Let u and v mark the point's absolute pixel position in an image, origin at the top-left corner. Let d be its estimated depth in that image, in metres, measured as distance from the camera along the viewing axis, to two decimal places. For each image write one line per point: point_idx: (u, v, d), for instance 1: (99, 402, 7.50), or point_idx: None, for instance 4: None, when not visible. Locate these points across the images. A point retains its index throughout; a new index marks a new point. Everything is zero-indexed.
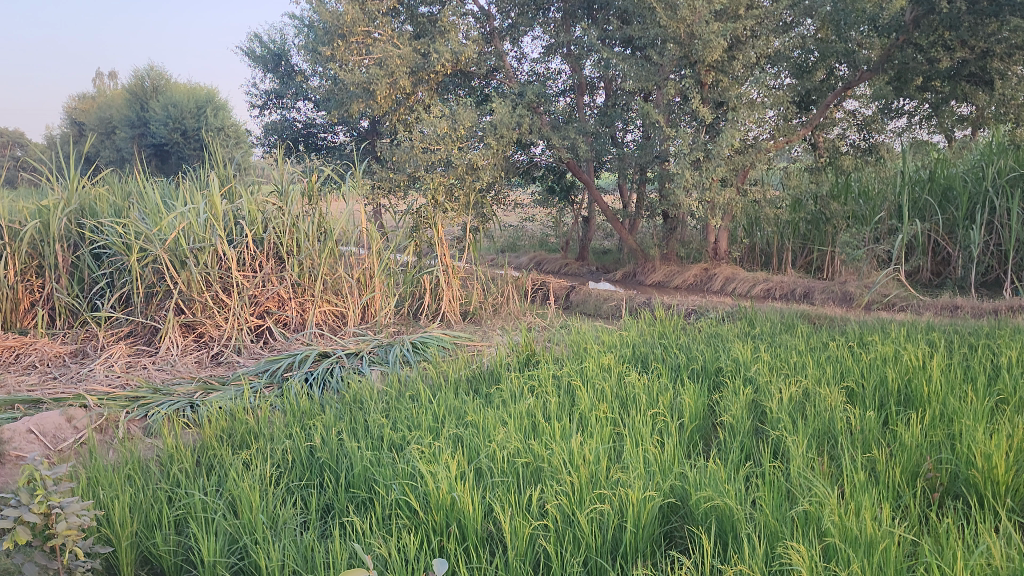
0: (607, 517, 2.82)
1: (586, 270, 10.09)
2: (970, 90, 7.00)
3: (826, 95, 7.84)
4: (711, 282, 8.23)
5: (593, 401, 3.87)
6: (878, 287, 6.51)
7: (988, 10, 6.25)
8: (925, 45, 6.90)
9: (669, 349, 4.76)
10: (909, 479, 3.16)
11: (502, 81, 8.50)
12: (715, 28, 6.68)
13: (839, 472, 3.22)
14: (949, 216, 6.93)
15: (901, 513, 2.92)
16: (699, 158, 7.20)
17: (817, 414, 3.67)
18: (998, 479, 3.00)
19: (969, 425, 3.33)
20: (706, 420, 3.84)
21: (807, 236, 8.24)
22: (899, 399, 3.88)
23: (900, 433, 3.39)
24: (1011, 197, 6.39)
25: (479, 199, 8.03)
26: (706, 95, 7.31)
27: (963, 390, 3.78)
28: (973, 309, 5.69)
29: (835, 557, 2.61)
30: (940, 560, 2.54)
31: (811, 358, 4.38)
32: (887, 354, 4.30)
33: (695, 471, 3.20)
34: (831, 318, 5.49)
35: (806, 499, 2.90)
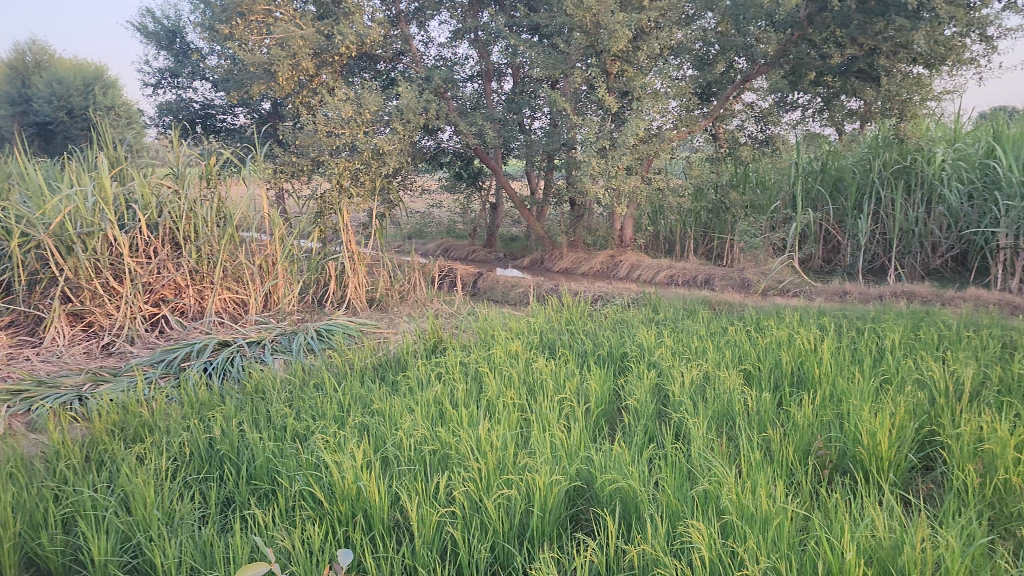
0: (514, 502, 2.84)
1: (494, 258, 10.10)
2: (859, 86, 7.32)
3: (726, 87, 8.04)
4: (617, 269, 8.35)
5: (500, 387, 3.88)
6: (775, 273, 6.76)
7: (875, 9, 6.47)
8: (818, 41, 7.15)
9: (576, 335, 4.81)
10: (801, 457, 3.31)
11: (409, 65, 8.40)
12: (621, 19, 6.73)
13: (737, 452, 3.34)
14: (839, 207, 7.28)
15: (794, 489, 3.06)
16: (605, 146, 7.29)
17: (717, 397, 3.79)
18: (882, 455, 3.20)
19: (856, 404, 3.52)
20: (611, 404, 3.91)
21: (708, 224, 8.46)
22: (793, 380, 4.05)
23: (793, 413, 3.54)
24: (896, 189, 6.76)
25: (386, 185, 7.91)
26: (612, 84, 7.43)
27: (851, 370, 3.99)
28: (861, 294, 5.98)
29: (732, 533, 2.72)
30: (829, 533, 2.68)
31: (711, 342, 4.50)
32: (782, 338, 4.48)
33: (600, 454, 3.26)
34: (731, 304, 5.66)
35: (706, 479, 3.01)
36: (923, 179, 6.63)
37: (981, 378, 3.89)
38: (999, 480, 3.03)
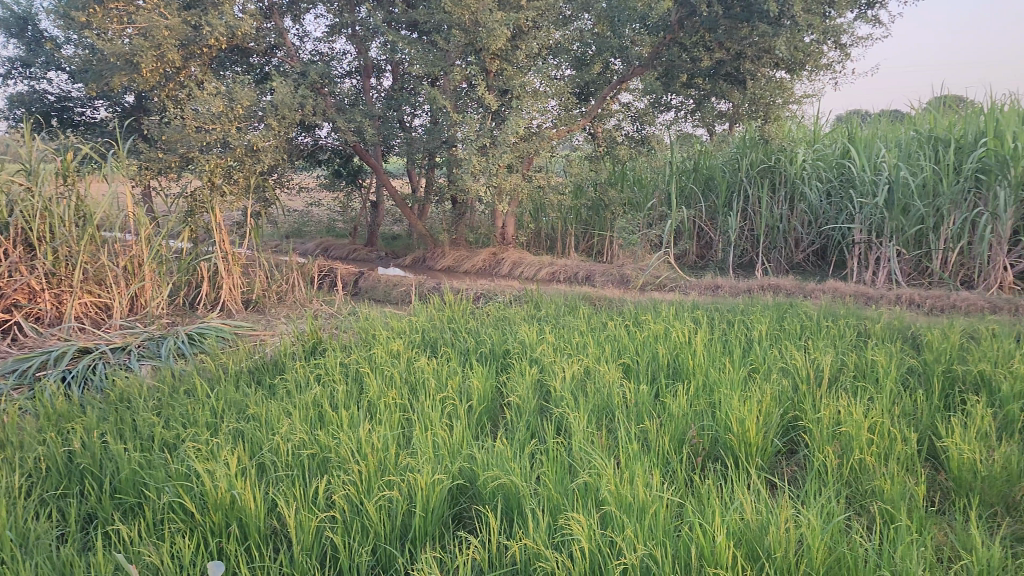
0: (396, 503, 2.81)
1: (375, 257, 9.95)
2: (727, 88, 7.60)
3: (603, 87, 8.20)
4: (500, 266, 8.42)
5: (381, 387, 3.84)
6: (652, 270, 6.95)
7: (740, 16, 6.77)
8: (688, 45, 7.45)
9: (458, 333, 4.81)
10: (676, 445, 3.43)
11: (283, 60, 8.17)
12: (499, 18, 6.75)
13: (616, 445, 3.43)
14: (711, 204, 7.60)
15: (669, 477, 3.17)
16: (486, 144, 7.30)
17: (597, 391, 3.87)
18: (750, 441, 3.36)
19: (726, 394, 3.67)
20: (493, 401, 3.94)
21: (588, 221, 8.63)
22: (668, 371, 4.19)
23: (669, 404, 3.66)
24: (762, 187, 7.14)
25: (261, 182, 7.68)
26: (491, 83, 7.41)
27: (722, 361, 4.16)
28: (731, 288, 6.24)
29: (611, 523, 2.79)
30: (701, 517, 2.80)
31: (591, 337, 4.60)
32: (658, 331, 4.62)
33: (482, 452, 3.27)
34: (610, 299, 5.80)
35: (586, 471, 3.07)
36: (786, 178, 7.02)
37: (839, 365, 4.14)
38: (855, 460, 3.24)
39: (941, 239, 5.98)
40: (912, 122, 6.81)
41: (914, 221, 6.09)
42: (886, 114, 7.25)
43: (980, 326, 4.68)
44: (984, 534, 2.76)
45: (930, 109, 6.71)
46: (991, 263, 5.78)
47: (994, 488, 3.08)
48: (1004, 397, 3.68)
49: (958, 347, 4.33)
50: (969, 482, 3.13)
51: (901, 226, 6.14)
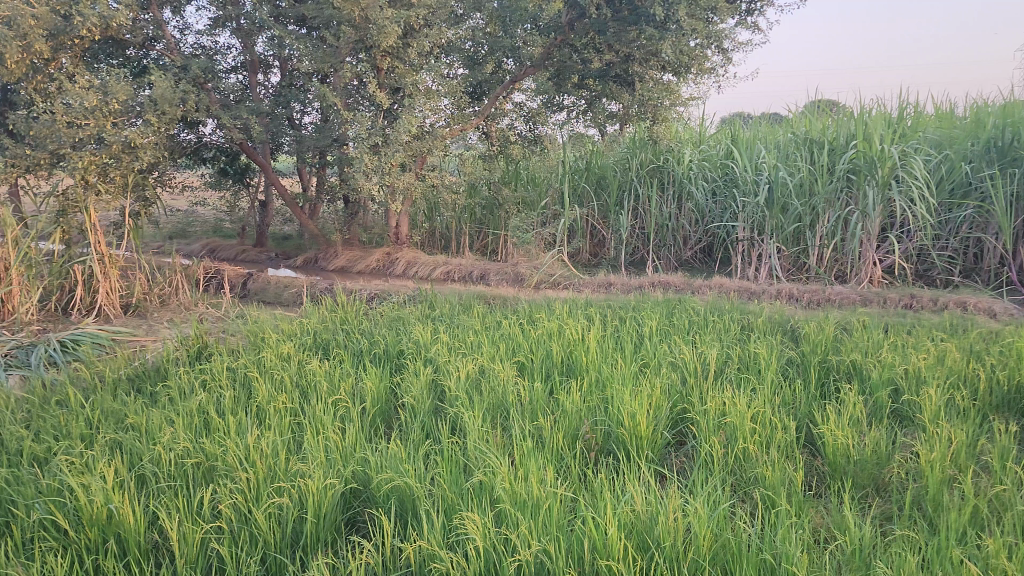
0: (287, 510, 2.73)
1: (265, 258, 9.68)
2: (616, 90, 7.72)
3: (495, 87, 8.20)
4: (393, 266, 8.33)
5: (271, 391, 3.74)
6: (545, 268, 7.03)
7: (628, 19, 6.91)
8: (579, 45, 7.53)
9: (351, 334, 4.73)
10: (570, 441, 3.48)
11: (163, 53, 7.86)
12: (390, 15, 6.64)
13: (510, 443, 3.45)
14: (603, 203, 7.78)
15: (563, 472, 3.21)
16: (378, 142, 7.17)
17: (492, 389, 3.88)
18: (641, 434, 3.45)
19: (618, 389, 3.75)
20: (388, 403, 3.89)
21: (482, 220, 8.65)
22: (562, 368, 4.25)
23: (562, 401, 3.71)
24: (651, 186, 7.34)
25: (141, 181, 7.34)
26: (382, 81, 7.31)
27: (614, 357, 4.25)
28: (623, 285, 6.38)
29: (506, 520, 2.80)
30: (594, 511, 2.84)
31: (486, 336, 4.61)
32: (552, 329, 4.67)
33: (376, 454, 3.23)
34: (505, 298, 5.83)
35: (481, 470, 3.08)
36: (674, 178, 7.26)
37: (724, 358, 4.30)
38: (739, 449, 3.37)
39: (817, 236, 6.30)
40: (790, 125, 7.15)
41: (792, 219, 6.40)
42: (766, 117, 7.58)
43: (852, 318, 4.95)
44: (857, 516, 2.91)
45: (806, 113, 7.05)
46: (863, 259, 6.13)
47: (866, 471, 3.27)
48: (873, 384, 3.91)
49: (832, 338, 4.58)
50: (843, 466, 3.30)
51: (781, 224, 6.46)
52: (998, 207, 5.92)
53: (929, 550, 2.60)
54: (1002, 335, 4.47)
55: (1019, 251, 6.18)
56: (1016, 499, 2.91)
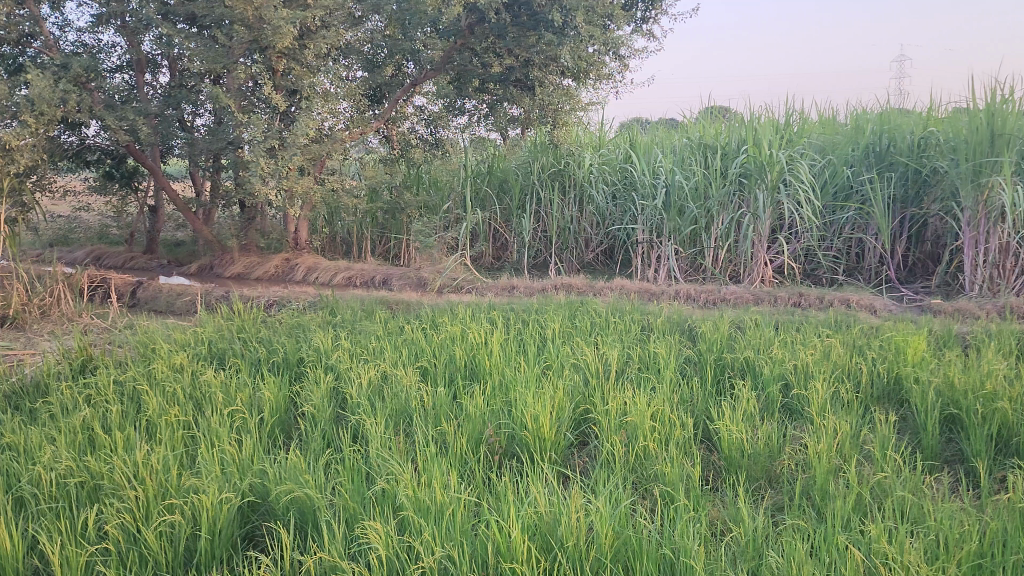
0: (180, 528, 2.62)
1: (156, 265, 9.31)
2: (517, 94, 7.76)
3: (396, 90, 8.03)
4: (292, 272, 8.13)
5: (162, 404, 3.59)
6: (448, 271, 7.01)
7: (527, 24, 6.93)
8: (479, 50, 7.47)
9: (248, 343, 4.59)
10: (474, 446, 3.48)
11: (40, 50, 7.43)
12: (285, 15, 6.46)
13: (414, 448, 3.42)
14: (505, 206, 7.84)
15: (468, 477, 3.21)
16: (274, 145, 6.98)
17: (395, 395, 3.84)
18: (544, 436, 3.48)
19: (521, 392, 3.77)
20: (287, 413, 3.80)
21: (384, 224, 8.55)
22: (465, 372, 4.24)
23: (466, 405, 3.71)
24: (552, 190, 7.43)
25: (18, 185, 6.93)
26: (278, 83, 7.07)
27: (517, 360, 4.27)
28: (526, 288, 6.43)
29: (409, 528, 2.77)
30: (498, 515, 2.85)
31: (388, 342, 4.55)
32: (455, 333, 4.65)
33: (275, 466, 3.14)
34: (407, 303, 5.78)
35: (383, 478, 3.04)
36: (575, 181, 7.39)
37: (625, 358, 4.39)
38: (640, 447, 3.43)
39: (713, 238, 6.50)
40: (685, 131, 7.40)
41: (688, 222, 6.57)
42: (663, 123, 7.82)
43: (745, 317, 5.13)
44: (752, 508, 3.01)
45: (700, 119, 7.32)
46: (755, 259, 6.37)
47: (759, 463, 3.39)
48: (766, 380, 4.06)
49: (726, 337, 4.74)
50: (738, 460, 3.41)
51: (678, 226, 6.61)
52: (877, 209, 6.29)
53: (817, 538, 2.71)
54: (882, 330, 4.72)
55: (897, 250, 6.57)
56: (895, 485, 3.08)
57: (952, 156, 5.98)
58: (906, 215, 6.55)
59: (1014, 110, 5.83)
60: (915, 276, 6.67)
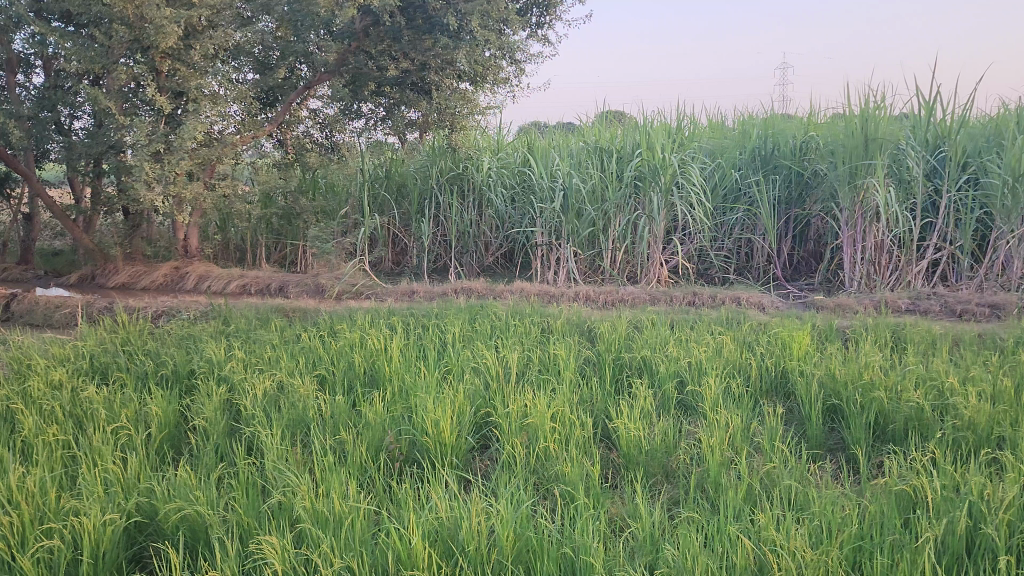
0: (59, 553, 2.48)
1: (33, 275, 8.81)
2: (414, 98, 7.48)
3: (290, 94, 7.73)
4: (183, 281, 7.83)
5: (40, 423, 3.40)
6: (347, 277, 6.91)
7: (422, 28, 6.81)
8: (375, 53, 7.16)
9: (134, 356, 4.40)
10: (374, 454, 3.43)
11: None
12: (169, 15, 6.20)
13: (311, 458, 3.35)
14: (403, 211, 7.86)
15: (368, 486, 3.16)
16: (160, 149, 6.70)
17: (292, 406, 3.75)
18: (445, 441, 3.47)
19: (421, 397, 3.75)
20: (178, 427, 3.66)
21: (280, 231, 8.42)
22: (365, 379, 4.19)
23: (365, 412, 3.65)
24: (451, 194, 7.49)
25: None
26: (162, 83, 6.75)
27: (418, 366, 4.23)
28: (426, 293, 6.40)
29: (307, 540, 2.71)
30: (398, 522, 2.82)
31: (285, 351, 4.44)
32: (353, 340, 4.58)
33: (164, 483, 3.01)
34: (305, 310, 5.66)
35: (279, 490, 2.96)
36: (473, 185, 7.47)
37: (525, 360, 4.42)
38: (540, 448, 3.46)
39: (610, 239, 6.63)
40: (581, 134, 7.58)
41: (586, 224, 6.66)
42: (561, 127, 7.96)
43: (642, 317, 5.25)
44: (648, 503, 3.08)
45: (597, 122, 7.51)
46: (651, 260, 6.54)
47: (656, 459, 3.47)
48: (662, 377, 4.16)
49: (624, 336, 4.84)
50: (635, 457, 3.48)
51: (576, 229, 6.68)
52: (764, 210, 6.57)
53: (711, 529, 2.80)
54: (770, 326, 4.92)
55: (783, 249, 6.89)
56: (783, 475, 3.20)
57: (831, 159, 6.31)
58: (791, 216, 6.88)
59: (885, 116, 6.20)
60: (800, 274, 7.00)
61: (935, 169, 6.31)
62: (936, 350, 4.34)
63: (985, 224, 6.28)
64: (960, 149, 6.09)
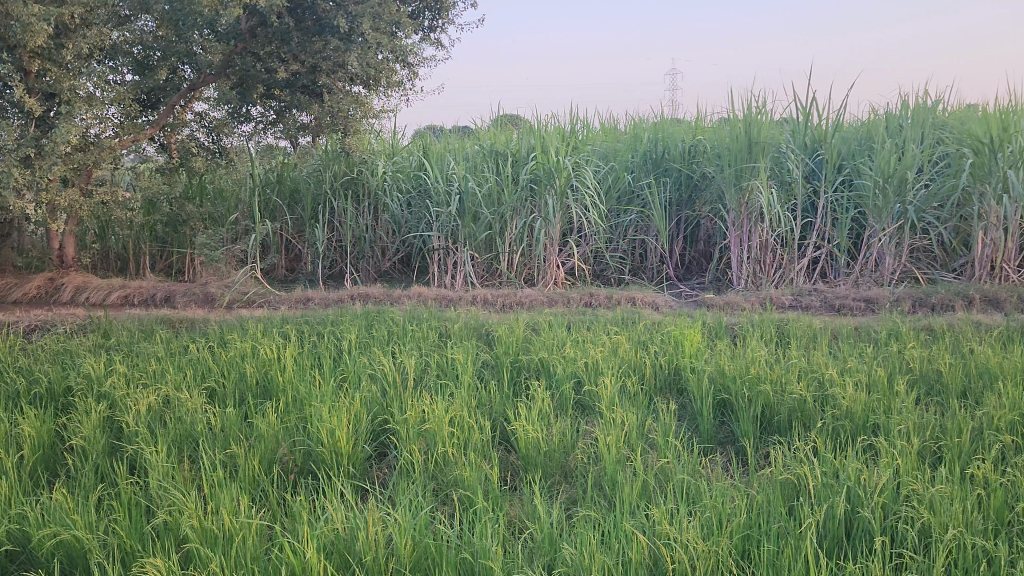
0: None
1: None
2: (305, 101, 6.97)
3: (172, 95, 7.21)
4: (58, 293, 7.37)
5: None
6: (237, 286, 6.73)
7: (312, 29, 6.53)
8: (262, 55, 6.81)
9: (3, 374, 4.13)
10: (266, 467, 3.33)
11: None
12: (37, 11, 5.73)
13: (200, 475, 3.22)
14: (297, 216, 7.82)
15: (260, 501, 3.06)
16: (31, 154, 6.28)
17: (179, 420, 3.60)
18: (342, 451, 3.41)
19: (316, 407, 3.66)
20: (54, 448, 3.46)
21: (165, 238, 8.17)
22: (258, 391, 4.06)
23: (257, 425, 3.53)
24: (346, 199, 7.44)
25: None
26: (31, 84, 6.34)
27: (312, 374, 4.13)
28: (321, 300, 6.27)
29: (195, 560, 2.61)
30: (292, 536, 2.74)
31: (171, 363, 4.26)
32: (245, 350, 4.44)
33: (38, 508, 2.84)
34: (192, 320, 5.45)
35: (164, 509, 2.83)
36: (368, 190, 7.47)
37: (423, 365, 4.38)
38: (439, 453, 3.43)
39: (507, 242, 6.67)
40: (477, 138, 7.64)
41: (483, 228, 6.68)
42: (457, 130, 7.98)
43: (540, 319, 5.30)
44: (546, 504, 3.10)
45: (491, 127, 7.58)
46: (547, 262, 6.63)
47: (555, 460, 3.50)
48: (559, 378, 4.20)
49: (522, 339, 4.88)
50: (534, 458, 3.49)
51: (472, 232, 6.68)
52: (655, 212, 6.77)
53: (607, 526, 2.83)
54: (663, 325, 5.06)
55: (675, 249, 7.10)
56: (676, 469, 3.28)
57: (717, 162, 6.55)
58: (681, 217, 7.12)
59: (767, 120, 6.48)
60: (691, 273, 7.23)
61: (813, 171, 6.66)
62: (817, 344, 4.56)
63: (860, 223, 6.65)
64: (836, 152, 6.43)
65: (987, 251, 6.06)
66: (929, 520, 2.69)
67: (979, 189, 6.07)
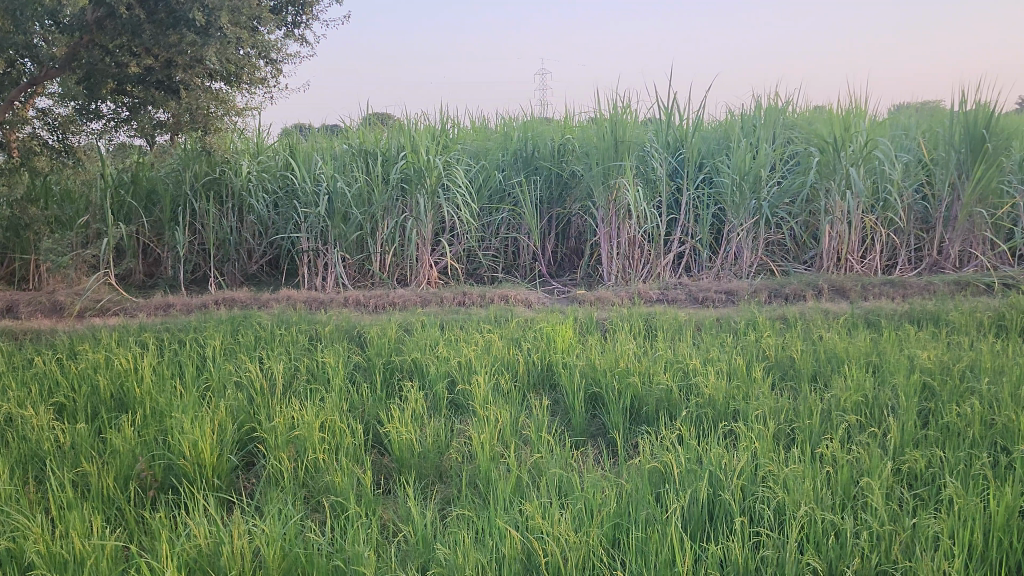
0: None
1: None
2: (161, 98, 6.41)
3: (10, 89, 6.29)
4: None
5: None
6: (89, 293, 6.36)
7: (167, 23, 5.96)
8: (111, 48, 6.03)
9: None
10: (122, 484, 3.15)
11: None
12: None
13: (47, 495, 3.01)
14: (155, 219, 7.50)
15: (116, 520, 2.89)
16: None
17: (23, 440, 3.35)
18: (205, 463, 3.26)
19: (177, 418, 3.49)
20: None
21: (5, 243, 7.59)
22: (112, 405, 3.83)
23: (111, 440, 3.33)
24: (208, 200, 7.18)
25: None
26: None
27: (172, 385, 3.94)
28: (184, 305, 6.00)
29: None
30: (150, 556, 2.60)
31: (13, 378, 3.96)
32: (97, 361, 4.18)
33: None
34: (38, 331, 5.09)
35: (5, 536, 2.62)
36: (232, 191, 7.27)
37: (292, 370, 4.27)
38: (309, 460, 3.35)
39: (379, 242, 6.61)
40: (347, 136, 7.52)
41: (353, 228, 6.58)
42: (326, 129, 7.83)
43: (412, 320, 5.26)
44: (420, 505, 3.07)
45: (360, 126, 7.46)
46: (420, 261, 6.61)
47: (428, 462, 3.47)
48: (432, 378, 4.18)
49: (395, 340, 4.83)
50: (408, 460, 3.46)
51: (343, 233, 6.57)
52: (526, 210, 6.87)
53: (481, 525, 2.82)
54: (536, 322, 5.13)
55: (547, 247, 7.24)
56: (549, 464, 3.32)
57: (586, 162, 6.68)
58: (552, 215, 7.26)
59: (632, 120, 6.68)
60: (564, 269, 7.40)
61: (676, 169, 6.91)
62: (682, 335, 4.74)
63: (719, 219, 6.97)
64: (696, 151, 6.71)
65: (834, 244, 6.49)
66: (784, 499, 2.83)
67: (826, 186, 6.48)
